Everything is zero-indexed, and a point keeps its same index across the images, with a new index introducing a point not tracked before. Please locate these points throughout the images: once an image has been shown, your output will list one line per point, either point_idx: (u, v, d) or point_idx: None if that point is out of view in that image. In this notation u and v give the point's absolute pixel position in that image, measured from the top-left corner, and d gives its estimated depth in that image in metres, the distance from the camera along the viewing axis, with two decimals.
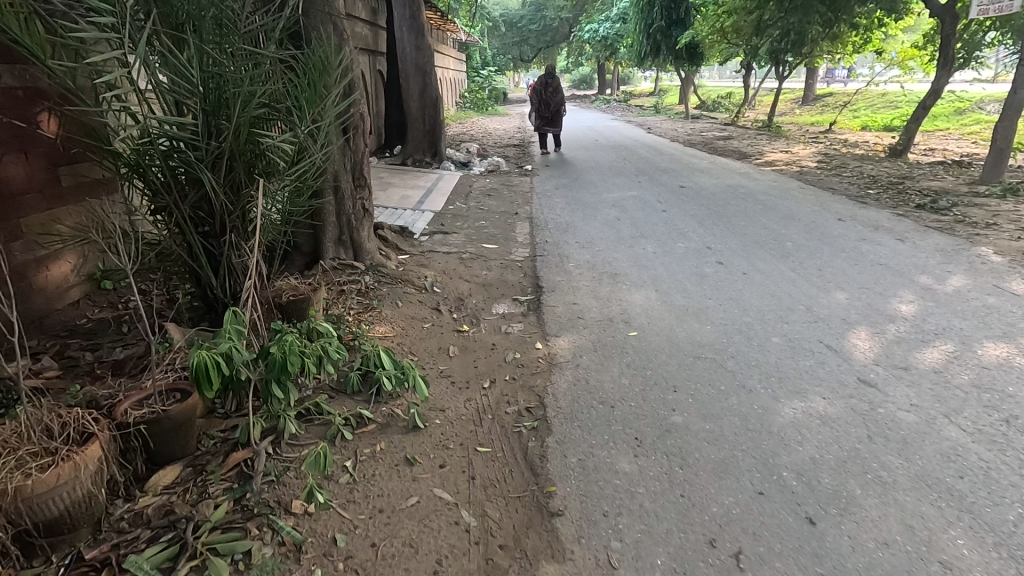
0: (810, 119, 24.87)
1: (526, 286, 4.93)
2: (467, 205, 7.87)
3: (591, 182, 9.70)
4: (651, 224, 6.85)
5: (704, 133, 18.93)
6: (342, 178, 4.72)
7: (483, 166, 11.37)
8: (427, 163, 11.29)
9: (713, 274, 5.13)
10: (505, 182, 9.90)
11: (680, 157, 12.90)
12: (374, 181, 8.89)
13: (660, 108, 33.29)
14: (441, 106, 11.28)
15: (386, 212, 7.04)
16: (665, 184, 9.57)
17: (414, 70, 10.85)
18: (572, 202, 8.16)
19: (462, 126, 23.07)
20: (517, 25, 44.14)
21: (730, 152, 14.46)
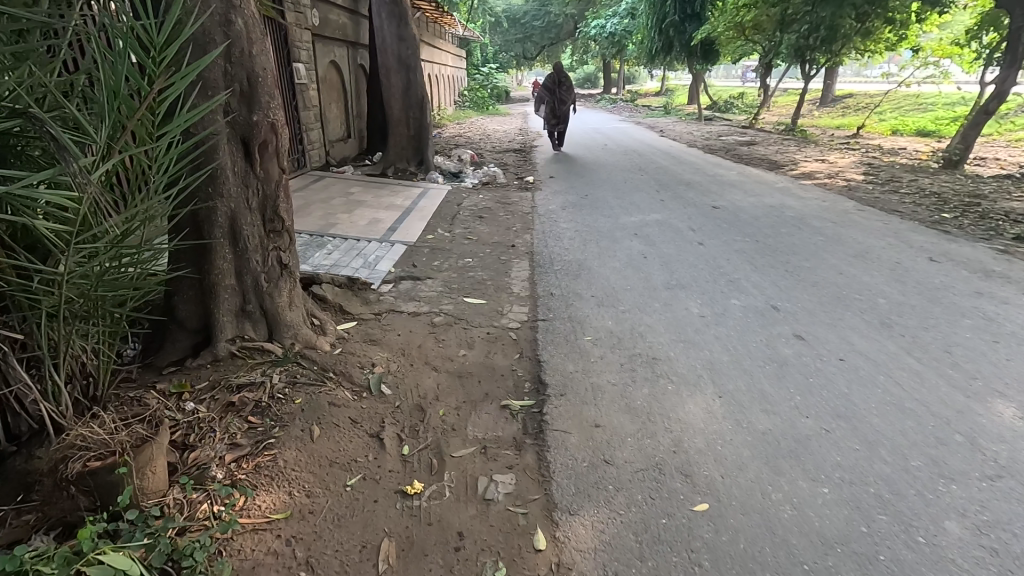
0: (836, 122, 23.09)
1: (521, 381, 3.32)
2: (451, 233, 6.25)
3: (605, 200, 8.09)
4: (687, 265, 5.25)
5: (723, 137, 17.24)
6: (243, 222, 3.10)
7: (476, 176, 9.74)
8: (412, 172, 9.66)
9: (794, 359, 3.52)
10: (501, 199, 8.28)
11: (704, 168, 11.24)
12: (340, 199, 7.27)
13: (670, 109, 31.53)
14: (428, 107, 9.65)
15: (345, 246, 5.42)
16: (695, 203, 7.95)
17: (395, 64, 9.24)
18: (583, 229, 6.54)
19: (459, 127, 21.42)
20: (520, 21, 42.43)
21: (758, 159, 12.81)
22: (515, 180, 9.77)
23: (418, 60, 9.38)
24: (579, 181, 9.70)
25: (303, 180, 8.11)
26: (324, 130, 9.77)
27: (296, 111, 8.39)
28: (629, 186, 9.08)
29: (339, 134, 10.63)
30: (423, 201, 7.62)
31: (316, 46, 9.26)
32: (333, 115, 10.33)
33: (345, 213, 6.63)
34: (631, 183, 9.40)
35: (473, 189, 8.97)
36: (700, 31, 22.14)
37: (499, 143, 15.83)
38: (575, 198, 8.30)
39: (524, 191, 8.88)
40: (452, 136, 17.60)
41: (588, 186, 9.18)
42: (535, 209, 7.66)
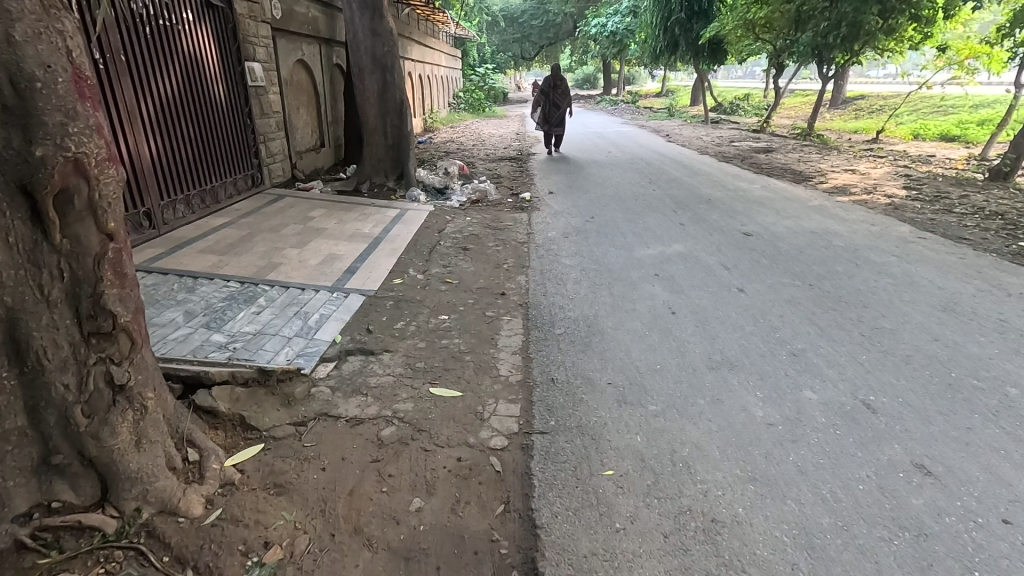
0: (851, 126, 21.90)
1: (506, 569, 2.08)
2: (426, 275, 4.98)
3: (614, 224, 6.84)
4: (730, 327, 4.01)
5: (735, 143, 15.99)
6: (31, 328, 1.82)
7: (465, 192, 8.48)
8: (390, 188, 8.40)
9: (930, 518, 2.27)
10: (492, 222, 7.04)
11: (722, 181, 9.99)
12: (297, 226, 6.03)
13: (673, 111, 30.30)
14: (409, 112, 8.37)
15: (282, 300, 4.15)
16: (722, 229, 6.69)
17: (370, 64, 7.97)
18: (590, 267, 5.29)
19: (453, 131, 20.19)
20: (518, 20, 41.24)
21: (780, 169, 11.60)
22: (510, 197, 8.51)
23: (396, 59, 8.10)
24: (582, 197, 8.45)
25: (258, 200, 6.85)
26: (290, 140, 8.52)
27: (251, 117, 7.11)
28: (641, 206, 7.82)
29: (310, 143, 9.37)
30: (397, 228, 6.35)
31: (278, 41, 7.99)
32: (302, 122, 9.07)
33: (297, 246, 5.36)
34: (643, 201, 8.16)
35: (459, 209, 7.71)
36: (708, 29, 20.93)
37: (494, 150, 14.57)
38: (578, 220, 7.05)
39: (519, 211, 7.62)
40: (444, 142, 16.37)
41: (593, 204, 7.93)
42: (531, 236, 6.42)
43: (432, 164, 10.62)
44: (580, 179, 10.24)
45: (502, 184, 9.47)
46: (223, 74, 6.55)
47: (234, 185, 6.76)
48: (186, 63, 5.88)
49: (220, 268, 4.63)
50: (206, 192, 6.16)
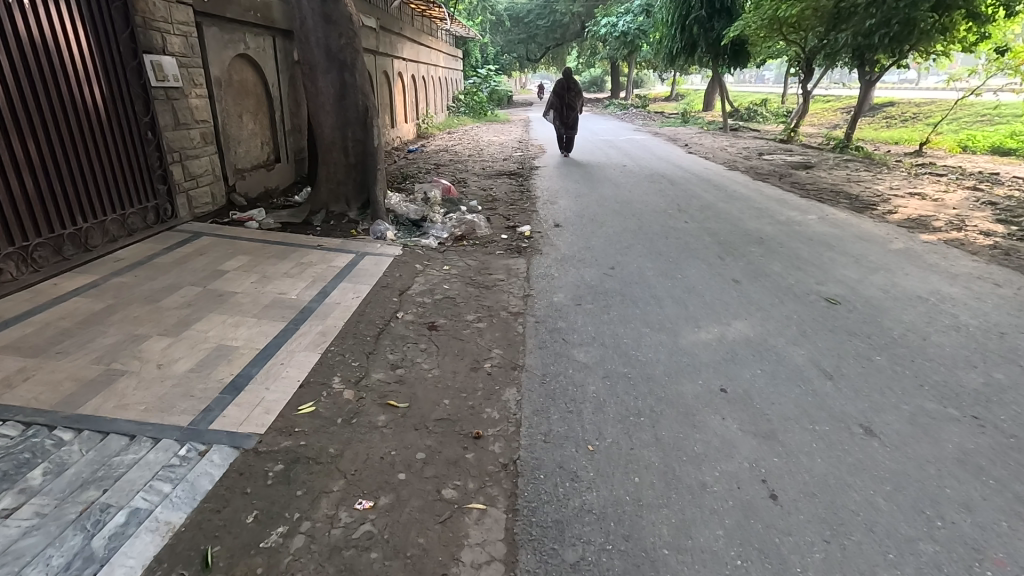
0: (886, 136, 19.99)
1: None
2: (359, 391, 3.15)
3: (642, 282, 4.99)
4: (894, 547, 2.15)
5: (766, 156, 14.14)
6: None
7: (448, 225, 6.67)
8: (351, 220, 6.58)
9: None
10: (477, 275, 5.22)
11: (766, 210, 8.11)
12: (194, 289, 4.22)
13: (688, 117, 28.38)
14: (376, 122, 6.54)
15: (76, 473, 2.33)
16: (792, 292, 4.84)
17: (323, 58, 6.11)
18: (616, 372, 3.45)
19: (449, 138, 18.36)
20: (524, 20, 39.49)
21: (829, 191, 9.76)
22: (503, 231, 6.70)
23: (358, 53, 6.26)
24: (596, 232, 6.59)
25: (160, 244, 5.05)
26: (227, 157, 6.72)
27: (154, 130, 5.30)
28: (674, 249, 5.97)
29: (259, 159, 7.58)
30: (340, 288, 4.53)
31: (207, 30, 6.19)
32: (247, 133, 7.29)
33: (171, 331, 3.54)
34: (675, 241, 6.29)
35: (435, 252, 5.88)
36: (733, 29, 19.01)
37: (490, 162, 12.73)
38: (592, 273, 5.21)
39: (515, 256, 5.78)
40: (437, 151, 14.57)
41: (611, 245, 6.09)
42: (528, 302, 4.58)
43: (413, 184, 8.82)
44: (591, 200, 8.41)
45: (496, 211, 7.65)
46: (99, 72, 4.73)
47: (123, 223, 4.96)
48: (19, 56, 4.03)
49: (11, 389, 2.82)
50: (65, 238, 4.36)
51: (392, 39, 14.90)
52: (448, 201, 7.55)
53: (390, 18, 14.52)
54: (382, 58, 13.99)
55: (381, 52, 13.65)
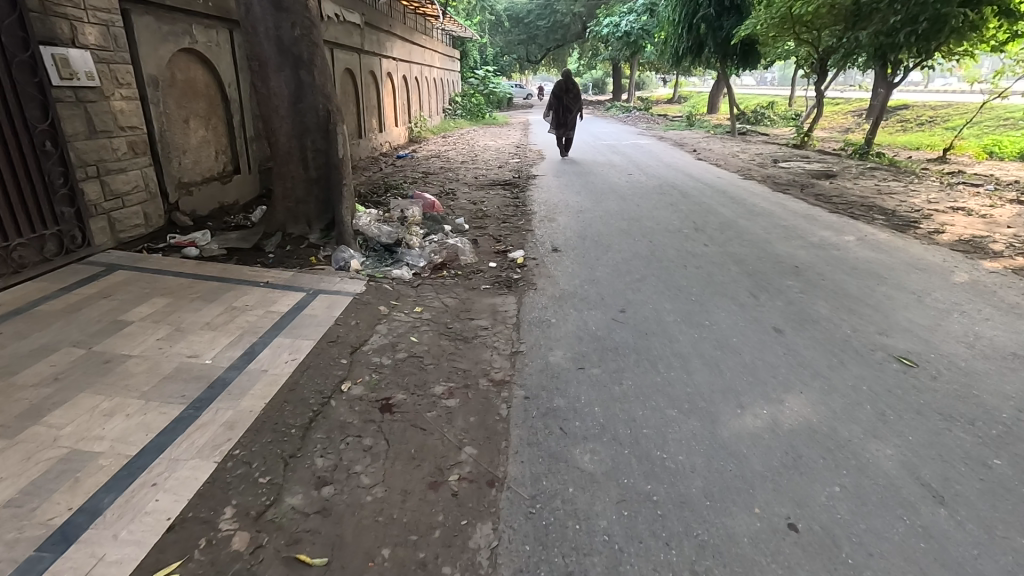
0: (905, 141, 18.96)
1: None
2: (255, 537, 2.13)
3: (661, 333, 3.97)
4: None
5: (782, 163, 13.12)
6: None
7: (426, 250, 5.65)
8: (311, 245, 5.57)
9: None
10: (455, 320, 4.20)
11: (796, 229, 7.07)
12: (74, 351, 3.22)
13: (693, 120, 27.35)
14: (340, 128, 5.50)
15: None
16: (852, 347, 3.81)
17: (274, 51, 5.07)
18: (634, 492, 2.43)
19: (443, 142, 17.38)
20: (524, 20, 38.52)
21: (860, 205, 8.74)
22: (492, 257, 5.68)
23: (317, 46, 5.23)
24: (602, 260, 5.56)
25: (57, 283, 4.05)
26: (168, 170, 5.72)
27: (56, 140, 4.30)
28: (697, 284, 4.94)
29: (213, 170, 6.58)
30: (273, 347, 3.52)
31: (136, 19, 5.19)
32: (196, 141, 6.29)
33: (8, 428, 2.53)
34: (696, 273, 5.26)
35: (407, 286, 4.85)
36: (743, 27, 18.02)
37: (484, 170, 11.70)
38: (599, 319, 4.18)
39: (503, 292, 4.76)
40: (428, 158, 13.57)
41: (619, 278, 5.06)
42: (517, 364, 3.55)
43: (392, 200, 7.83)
44: (595, 217, 7.39)
45: (485, 231, 6.66)
46: None
47: (5, 258, 4.01)
48: None
49: None
50: None
51: (381, 37, 13.90)
52: (429, 220, 6.53)
53: (378, 15, 13.54)
54: (369, 57, 12.99)
55: (366, 50, 12.65)
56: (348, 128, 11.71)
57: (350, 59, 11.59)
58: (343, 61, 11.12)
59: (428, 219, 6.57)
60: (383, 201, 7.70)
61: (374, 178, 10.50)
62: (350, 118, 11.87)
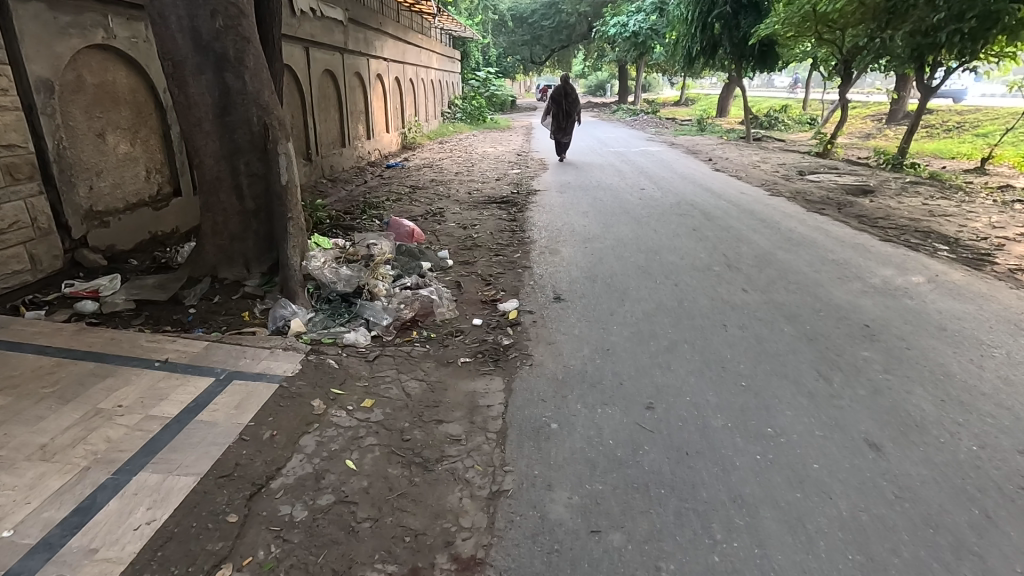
0: (934, 149, 17.66)
1: None
2: None
3: (709, 454, 2.75)
4: None
5: (810, 175, 11.87)
6: None
7: (393, 302, 4.45)
8: (247, 297, 4.39)
9: None
10: (415, 424, 3.00)
11: (849, 266, 5.84)
12: None
13: (704, 124, 26.09)
14: (282, 147, 4.28)
15: None
16: (993, 485, 2.58)
17: (190, 49, 3.87)
18: None
19: (439, 149, 16.21)
20: (528, 20, 37.36)
21: (914, 230, 7.49)
22: (476, 311, 4.49)
23: (249, 41, 4.02)
24: (616, 317, 4.35)
25: None
26: (70, 198, 4.56)
27: None
28: (745, 359, 3.72)
29: (142, 194, 5.41)
30: (126, 493, 2.33)
31: (18, 6, 4.03)
32: (117, 159, 5.12)
33: None
34: (740, 338, 4.04)
35: (360, 360, 3.66)
36: (763, 27, 16.77)
37: (480, 184, 10.50)
38: (617, 426, 2.97)
39: (486, 371, 3.56)
40: (419, 168, 12.39)
41: (641, 348, 3.85)
42: (496, 521, 2.34)
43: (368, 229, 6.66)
44: (606, 249, 6.18)
45: (472, 271, 5.47)
46: None
47: None
48: None
49: None
50: None
51: (369, 36, 12.72)
52: (403, 256, 5.35)
53: (365, 11, 12.38)
54: (354, 58, 11.81)
55: (351, 50, 11.46)
56: (329, 137, 10.53)
57: (331, 59, 10.41)
58: (322, 62, 9.94)
59: (402, 254, 5.39)
60: (355, 230, 6.53)
61: (354, 195, 9.32)
62: (332, 125, 10.71)
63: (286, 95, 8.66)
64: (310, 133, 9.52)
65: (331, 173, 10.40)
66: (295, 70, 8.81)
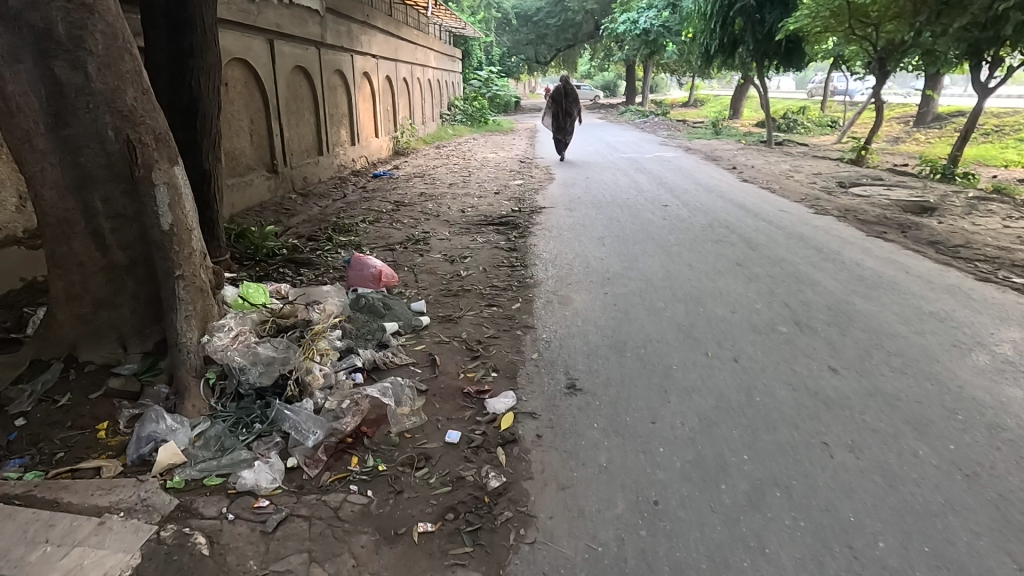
0: (978, 154, 16.14)
1: None
2: None
3: None
4: None
5: (854, 188, 10.40)
6: None
7: (328, 402, 3.04)
8: (114, 395, 2.97)
9: None
10: None
11: (956, 323, 4.39)
12: None
13: (720, 127, 24.59)
14: (160, 174, 2.86)
15: None
16: None
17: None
18: None
19: (435, 155, 14.81)
20: (532, 19, 35.95)
21: (1012, 264, 6.03)
22: (454, 415, 3.06)
23: (94, 13, 2.60)
24: (661, 430, 2.91)
25: None
26: None
27: None
28: (884, 529, 2.28)
29: (10, 228, 4.01)
30: None
31: None
32: None
33: None
34: (858, 476, 2.60)
35: (253, 532, 2.24)
36: (790, 21, 15.27)
37: (476, 199, 9.07)
38: None
39: (456, 563, 2.14)
40: (409, 179, 11.00)
41: (709, 502, 2.42)
42: None
43: (330, 269, 5.25)
44: (632, 298, 4.74)
45: (456, 336, 4.03)
46: None
47: None
48: None
49: None
50: None
51: (353, 30, 11.32)
52: (362, 320, 3.93)
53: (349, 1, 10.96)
54: (335, 54, 10.42)
55: (330, 45, 10.07)
56: (303, 144, 9.15)
57: (304, 54, 9.02)
58: (293, 57, 8.55)
59: (361, 317, 3.97)
60: (311, 273, 5.11)
61: (328, 215, 7.92)
62: (306, 130, 9.32)
63: (243, 96, 7.26)
64: (277, 141, 8.13)
65: (304, 186, 9.00)
66: (255, 65, 7.43)
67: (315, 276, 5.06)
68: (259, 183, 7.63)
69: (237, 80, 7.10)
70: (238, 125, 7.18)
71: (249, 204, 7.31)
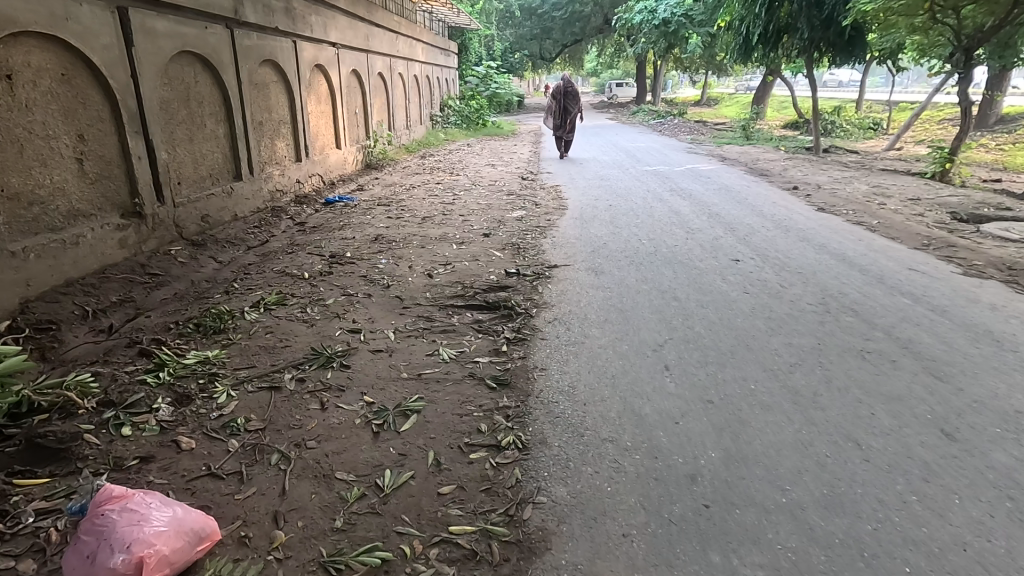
0: None
1: None
2: None
3: None
4: None
5: (983, 225, 7.51)
6: None
7: None
8: None
9: None
10: None
11: None
12: None
13: (750, 130, 21.59)
14: None
15: None
16: None
17: None
18: None
19: (416, 169, 11.98)
20: (536, 11, 33.09)
21: None
22: None
23: None
24: None
25: None
26: None
27: None
28: None
29: None
30: None
31: None
32: None
33: None
34: None
35: None
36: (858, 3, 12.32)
37: (455, 248, 6.20)
38: None
39: None
40: (371, 209, 8.16)
41: None
42: None
43: (84, 493, 2.37)
44: None
45: None
46: None
47: None
48: None
49: None
50: None
51: (297, 7, 8.42)
52: None
53: None
54: (264, 38, 7.51)
55: (253, 24, 7.15)
56: (203, 168, 6.24)
57: (203, 35, 6.12)
58: (176, 38, 5.65)
59: None
60: (22, 518, 2.23)
61: (215, 287, 5.04)
62: (213, 147, 6.45)
63: (59, 98, 4.39)
64: (143, 168, 5.25)
65: (201, 230, 6.12)
66: (87, 48, 4.55)
67: (26, 526, 2.18)
68: (98, 238, 4.77)
69: (42, 70, 4.24)
70: (47, 147, 4.32)
71: (70, 276, 4.47)
